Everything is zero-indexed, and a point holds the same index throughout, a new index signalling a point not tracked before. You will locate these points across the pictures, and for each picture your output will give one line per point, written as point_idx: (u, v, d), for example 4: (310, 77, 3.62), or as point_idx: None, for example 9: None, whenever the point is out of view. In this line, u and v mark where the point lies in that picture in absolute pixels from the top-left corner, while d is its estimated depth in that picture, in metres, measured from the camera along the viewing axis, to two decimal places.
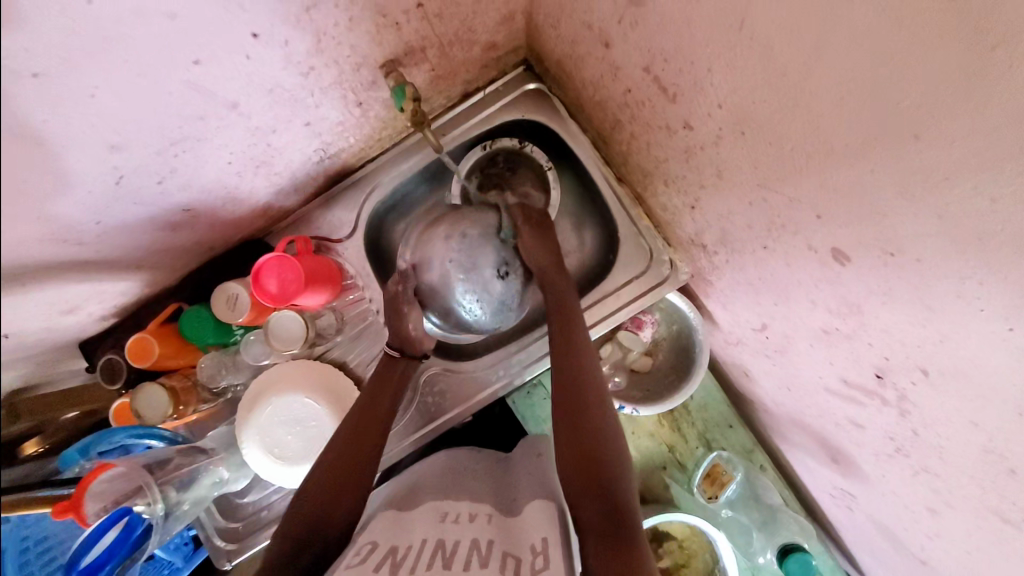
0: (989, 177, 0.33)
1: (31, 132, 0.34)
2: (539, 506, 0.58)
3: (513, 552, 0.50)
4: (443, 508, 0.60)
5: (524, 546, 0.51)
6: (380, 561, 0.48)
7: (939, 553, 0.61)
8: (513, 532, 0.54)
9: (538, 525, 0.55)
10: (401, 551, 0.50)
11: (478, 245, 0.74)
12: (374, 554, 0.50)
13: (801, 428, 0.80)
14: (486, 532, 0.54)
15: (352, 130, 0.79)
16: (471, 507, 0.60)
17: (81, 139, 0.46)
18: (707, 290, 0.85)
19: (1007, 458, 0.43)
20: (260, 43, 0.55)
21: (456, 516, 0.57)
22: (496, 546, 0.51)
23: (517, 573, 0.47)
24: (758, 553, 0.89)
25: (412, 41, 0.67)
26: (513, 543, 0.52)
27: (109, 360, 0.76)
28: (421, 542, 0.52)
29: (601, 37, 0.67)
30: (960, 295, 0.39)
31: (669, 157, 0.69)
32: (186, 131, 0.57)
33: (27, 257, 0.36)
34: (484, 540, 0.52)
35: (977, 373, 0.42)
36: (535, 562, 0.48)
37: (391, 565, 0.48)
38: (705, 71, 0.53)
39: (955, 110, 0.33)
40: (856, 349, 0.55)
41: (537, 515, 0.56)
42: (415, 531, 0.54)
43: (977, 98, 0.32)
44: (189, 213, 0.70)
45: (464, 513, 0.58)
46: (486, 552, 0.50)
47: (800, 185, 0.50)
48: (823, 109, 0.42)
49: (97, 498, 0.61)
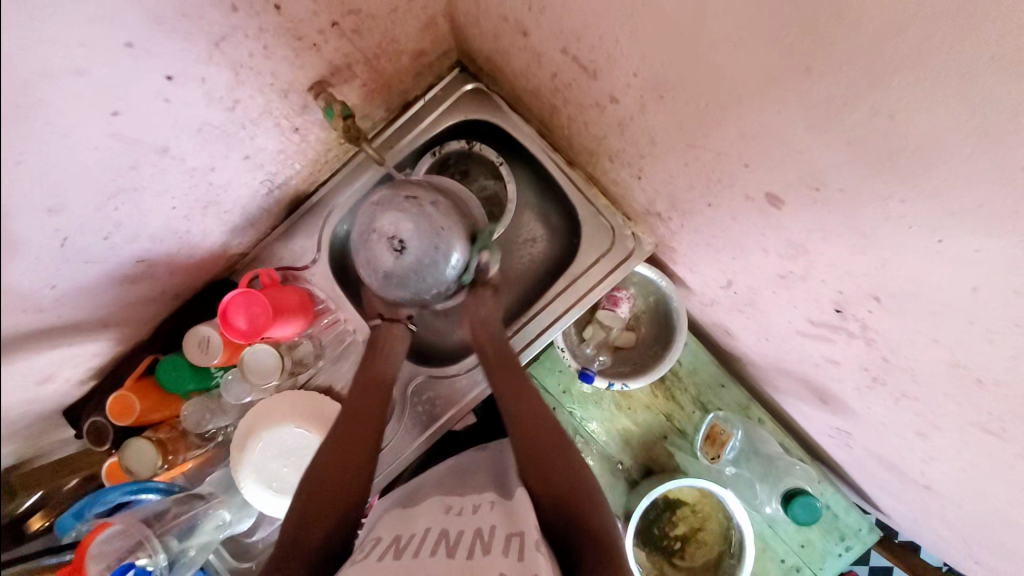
0: (883, 97, 0.34)
1: None
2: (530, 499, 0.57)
3: (516, 532, 0.50)
4: (447, 503, 0.61)
5: (525, 522, 0.52)
6: (386, 549, 0.51)
7: (938, 476, 0.62)
8: (516, 511, 0.54)
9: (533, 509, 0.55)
10: (404, 539, 0.53)
11: (364, 247, 0.71)
12: (380, 546, 0.52)
13: (787, 375, 0.81)
14: (491, 518, 0.54)
15: (295, 156, 0.79)
16: (475, 499, 0.60)
17: (20, 206, 0.43)
18: (674, 257, 0.86)
19: (972, 368, 0.44)
20: (177, 84, 0.55)
21: (461, 508, 0.58)
22: (499, 532, 0.51)
23: (524, 547, 0.47)
24: (765, 504, 0.91)
25: (335, 59, 0.68)
26: (515, 522, 0.52)
27: (94, 423, 0.76)
28: (426, 530, 0.53)
29: (518, 27, 0.67)
30: (889, 218, 0.40)
31: (606, 132, 0.70)
32: (121, 182, 0.57)
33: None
34: (488, 528, 0.52)
35: (927, 292, 0.42)
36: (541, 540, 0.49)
37: (396, 550, 0.50)
38: (614, 43, 0.54)
39: (833, 29, 0.34)
40: (813, 289, 0.56)
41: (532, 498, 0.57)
42: (418, 522, 0.56)
43: (848, 18, 0.32)
44: (145, 264, 0.70)
45: (468, 505, 0.59)
46: (488, 539, 0.49)
47: (723, 140, 0.51)
48: (721, 60, 0.43)
49: (100, 558, 0.63)
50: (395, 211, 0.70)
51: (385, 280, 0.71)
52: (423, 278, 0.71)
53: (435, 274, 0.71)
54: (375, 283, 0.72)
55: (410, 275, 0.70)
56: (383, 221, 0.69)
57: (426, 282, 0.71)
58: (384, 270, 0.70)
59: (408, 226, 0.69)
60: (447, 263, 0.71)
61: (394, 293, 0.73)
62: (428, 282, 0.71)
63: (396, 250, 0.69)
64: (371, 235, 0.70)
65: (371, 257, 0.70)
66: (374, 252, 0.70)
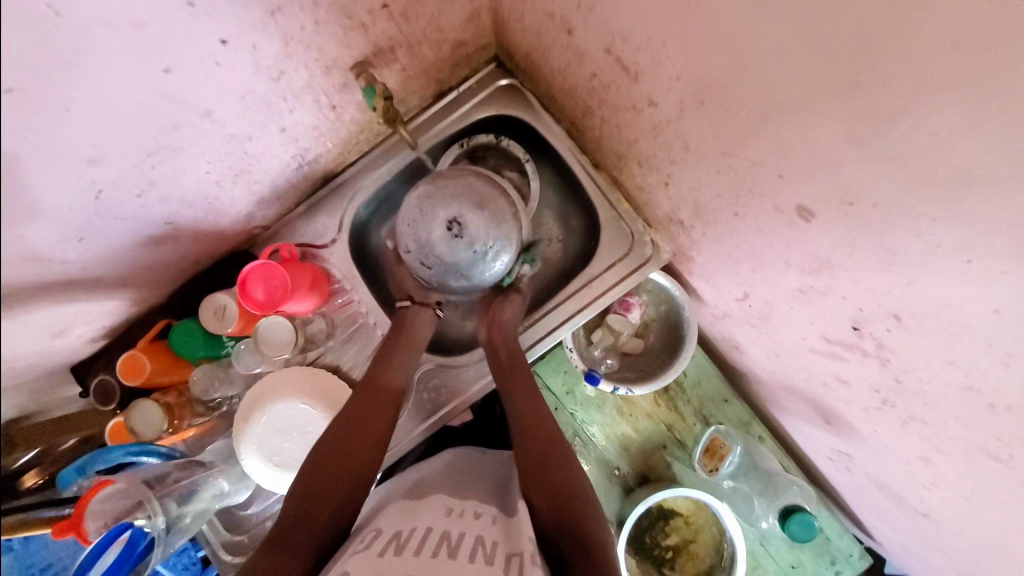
0: (926, 117, 0.35)
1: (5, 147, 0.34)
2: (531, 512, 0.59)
3: (515, 550, 0.51)
4: (448, 503, 0.60)
5: (524, 541, 0.52)
6: (387, 544, 0.51)
7: (936, 502, 0.62)
8: (516, 526, 0.55)
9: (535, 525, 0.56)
10: (406, 534, 0.53)
11: (490, 251, 0.74)
12: (381, 539, 0.52)
13: (793, 394, 0.82)
14: (489, 530, 0.54)
15: (328, 134, 0.80)
16: (476, 505, 0.60)
17: (49, 153, 0.43)
18: (690, 267, 0.87)
19: (985, 392, 0.45)
20: (229, 49, 0.56)
21: (461, 512, 0.58)
22: (500, 547, 0.51)
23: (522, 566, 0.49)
24: (761, 519, 0.91)
25: (380, 41, 0.69)
26: (514, 540, 0.52)
27: (103, 382, 0.77)
28: (426, 528, 0.53)
29: (563, 25, 0.68)
30: (920, 235, 0.41)
31: (639, 136, 0.71)
32: (162, 141, 0.58)
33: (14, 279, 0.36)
34: (488, 537, 0.53)
35: (948, 312, 0.43)
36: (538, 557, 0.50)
37: (397, 546, 0.50)
38: (661, 46, 0.55)
39: (884, 52, 0.35)
40: (832, 305, 0.57)
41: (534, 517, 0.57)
42: (419, 518, 0.56)
43: (905, 32, 0.33)
44: (172, 227, 0.71)
45: (468, 510, 0.58)
46: (489, 548, 0.51)
47: (762, 149, 0.52)
48: (771, 69, 0.44)
49: (97, 516, 0.62)
50: (446, 261, 0.72)
51: (492, 214, 0.73)
52: (458, 205, 0.72)
53: (453, 189, 0.72)
54: (500, 213, 0.74)
55: (464, 215, 0.71)
56: (462, 258, 0.72)
57: (465, 190, 0.73)
58: (486, 221, 0.73)
59: (440, 232, 0.71)
60: (455, 185, 0.73)
61: (493, 209, 0.74)
62: (462, 186, 0.73)
63: (465, 228, 0.71)
64: (477, 251, 0.72)
65: (490, 232, 0.73)
66: (482, 238, 0.72)
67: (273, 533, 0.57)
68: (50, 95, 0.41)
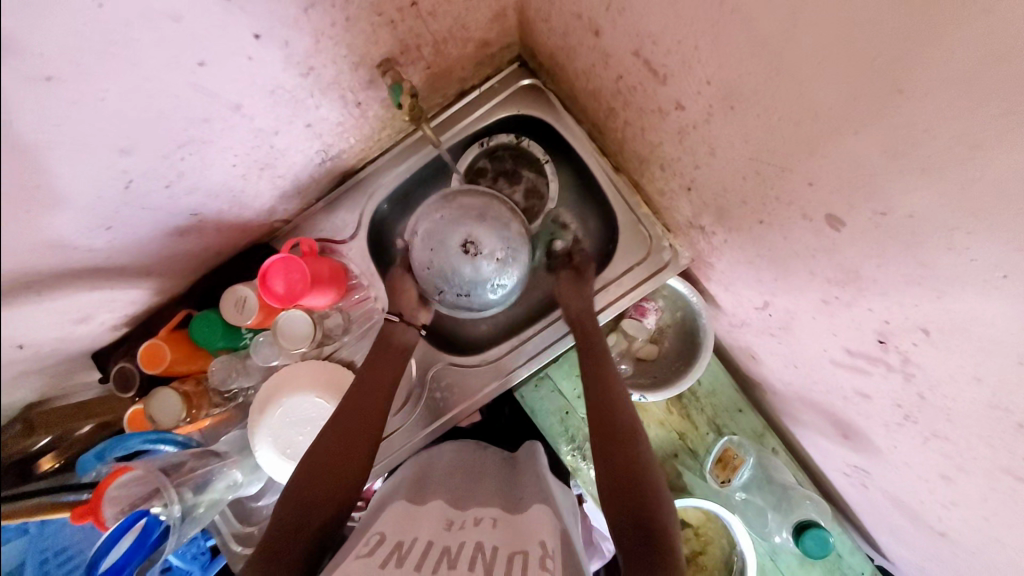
0: (970, 125, 0.34)
1: (31, 132, 0.34)
2: (542, 512, 0.59)
3: (520, 551, 0.51)
4: (448, 516, 0.60)
5: (532, 544, 0.52)
6: (388, 553, 0.50)
7: (956, 522, 0.61)
8: (522, 532, 0.55)
9: (542, 528, 0.55)
10: (407, 545, 0.52)
11: (507, 254, 0.75)
12: (382, 547, 0.51)
13: (810, 407, 0.80)
14: (493, 537, 0.54)
15: (352, 130, 0.81)
16: (477, 512, 0.60)
17: (82, 142, 0.44)
18: (708, 274, 0.86)
19: (1013, 411, 0.44)
20: (261, 44, 0.56)
21: (462, 523, 0.57)
22: (502, 550, 0.51)
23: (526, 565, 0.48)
24: (775, 533, 0.88)
25: (407, 39, 0.70)
26: (519, 544, 0.52)
27: (122, 369, 0.77)
28: (427, 542, 0.53)
29: (590, 26, 0.68)
30: (953, 246, 0.40)
31: (663, 139, 0.71)
32: (192, 134, 0.59)
33: (38, 263, 0.36)
34: (490, 544, 0.52)
35: (978, 327, 0.42)
36: (544, 560, 0.49)
37: (398, 557, 0.49)
38: (693, 49, 0.54)
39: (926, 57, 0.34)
40: (856, 317, 0.56)
41: (541, 518, 0.57)
42: (419, 530, 0.55)
43: (951, 37, 0.33)
44: (197, 218, 0.72)
45: (469, 520, 0.58)
46: (490, 556, 0.50)
47: (792, 156, 0.51)
48: (807, 74, 0.44)
49: (115, 502, 0.63)
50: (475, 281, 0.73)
51: (493, 221, 0.74)
52: (453, 228, 0.73)
53: (448, 219, 0.74)
54: (501, 218, 0.75)
55: (466, 235, 0.73)
56: (488, 271, 0.73)
57: (458, 215, 0.74)
58: (491, 232, 0.74)
59: (462, 259, 0.72)
60: (450, 215, 0.74)
61: (490, 218, 0.75)
62: (453, 211, 0.74)
63: (478, 244, 0.72)
64: (495, 259, 0.74)
65: (500, 239, 0.74)
66: (494, 247, 0.73)
67: (268, 536, 0.58)
68: (86, 84, 0.42)
